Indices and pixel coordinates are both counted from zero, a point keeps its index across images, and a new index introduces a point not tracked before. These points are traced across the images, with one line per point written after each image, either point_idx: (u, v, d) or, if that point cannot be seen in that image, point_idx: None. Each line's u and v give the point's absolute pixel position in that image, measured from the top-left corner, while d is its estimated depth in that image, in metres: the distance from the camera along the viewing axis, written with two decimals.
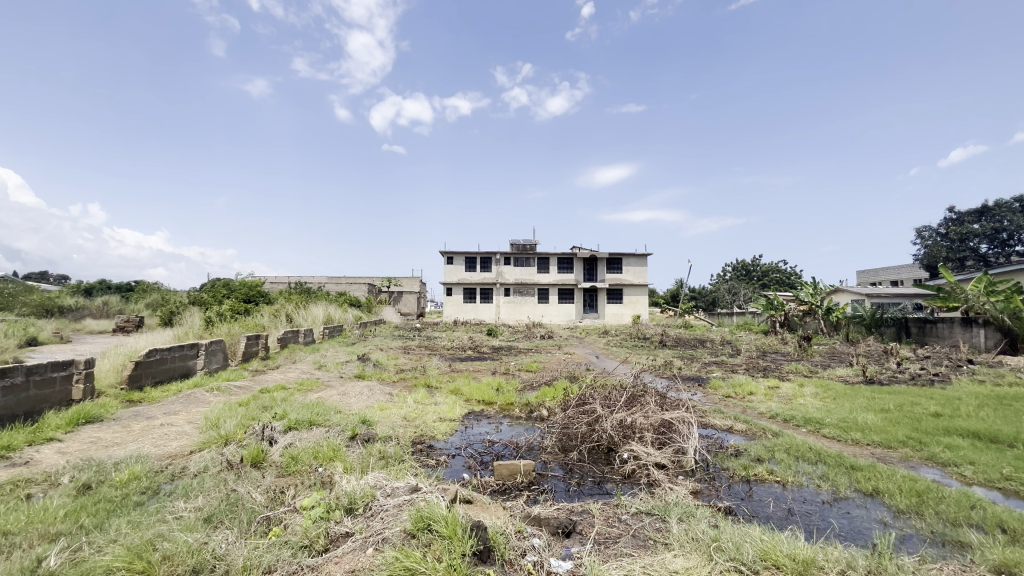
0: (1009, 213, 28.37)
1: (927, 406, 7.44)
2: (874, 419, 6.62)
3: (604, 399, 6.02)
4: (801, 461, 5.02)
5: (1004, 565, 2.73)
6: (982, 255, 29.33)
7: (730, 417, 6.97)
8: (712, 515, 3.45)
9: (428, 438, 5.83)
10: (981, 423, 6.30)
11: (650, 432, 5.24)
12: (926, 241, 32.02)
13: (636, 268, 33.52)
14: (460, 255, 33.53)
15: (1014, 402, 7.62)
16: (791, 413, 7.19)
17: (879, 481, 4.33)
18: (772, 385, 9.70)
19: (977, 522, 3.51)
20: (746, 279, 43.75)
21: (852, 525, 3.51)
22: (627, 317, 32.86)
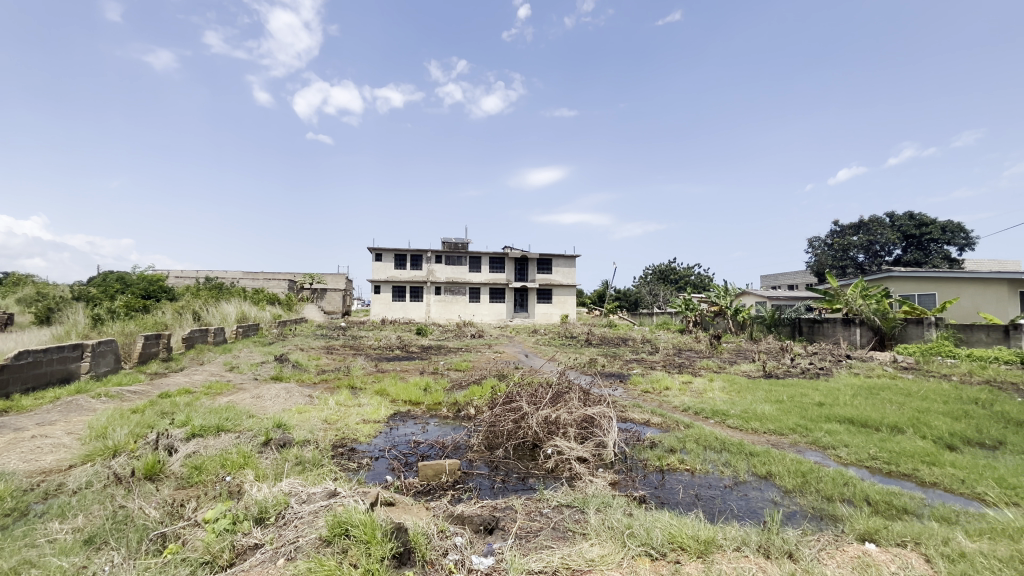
0: (880, 227, 32.49)
1: (813, 396, 8.38)
2: (770, 409, 7.35)
3: (530, 396, 6.14)
4: (708, 450, 5.44)
5: (868, 533, 3.14)
6: (860, 264, 33.29)
7: (647, 411, 7.39)
8: (627, 504, 3.64)
9: (350, 441, 5.62)
10: (855, 411, 7.19)
11: (573, 427, 5.43)
12: (816, 250, 36.01)
13: (565, 269, 34.50)
14: (390, 253, 32.63)
15: (881, 392, 8.81)
16: (701, 406, 7.78)
17: (772, 464, 4.81)
18: (685, 380, 10.43)
19: (849, 497, 4.01)
20: (666, 281, 46.56)
21: (748, 506, 3.87)
22: (556, 316, 33.74)
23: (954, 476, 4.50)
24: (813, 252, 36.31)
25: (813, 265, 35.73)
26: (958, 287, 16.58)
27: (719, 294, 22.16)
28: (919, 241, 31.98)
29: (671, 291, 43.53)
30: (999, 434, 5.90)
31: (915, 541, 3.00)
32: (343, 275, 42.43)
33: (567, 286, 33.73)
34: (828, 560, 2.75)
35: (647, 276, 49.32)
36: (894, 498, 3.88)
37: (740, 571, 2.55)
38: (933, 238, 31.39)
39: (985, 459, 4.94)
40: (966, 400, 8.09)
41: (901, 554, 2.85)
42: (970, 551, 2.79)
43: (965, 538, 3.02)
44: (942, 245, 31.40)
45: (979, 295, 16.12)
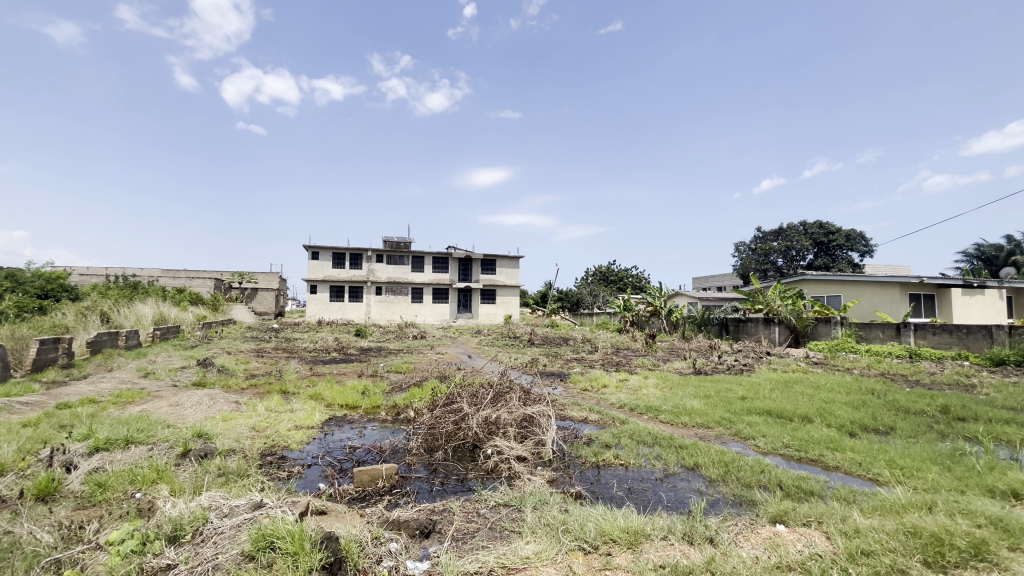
0: (796, 234, 35.39)
1: (737, 391, 9.01)
2: (698, 404, 7.80)
3: (471, 397, 6.14)
4: (641, 445, 5.68)
5: (779, 515, 3.42)
6: (779, 268, 36.08)
7: (585, 409, 7.60)
8: (563, 500, 3.72)
9: (280, 448, 5.33)
10: (772, 403, 7.79)
11: (513, 426, 5.49)
12: (742, 255, 38.66)
13: (508, 270, 34.70)
14: (327, 251, 31.35)
15: (794, 385, 9.62)
16: (636, 402, 8.13)
17: (699, 456, 5.10)
18: (622, 378, 10.84)
19: (765, 483, 4.34)
20: (606, 282, 48.12)
21: (676, 496, 4.08)
22: (499, 317, 33.87)
23: (852, 459, 5.00)
24: (739, 255, 38.92)
25: (739, 268, 38.30)
26: (860, 289, 18.38)
27: (654, 295, 23.19)
28: (829, 248, 35.09)
29: (611, 291, 45.07)
30: (891, 421, 6.62)
31: (818, 521, 3.30)
32: (276, 274, 40.24)
33: (510, 286, 33.96)
34: (745, 543, 2.96)
35: (588, 277, 50.72)
36: (802, 482, 4.25)
37: (665, 558, 2.68)
38: (840, 244, 34.63)
39: (879, 443, 5.52)
40: (865, 391, 8.99)
41: (806, 533, 3.13)
42: (863, 526, 3.11)
43: (858, 515, 3.37)
44: (847, 251, 34.71)
45: (877, 296, 17.95)
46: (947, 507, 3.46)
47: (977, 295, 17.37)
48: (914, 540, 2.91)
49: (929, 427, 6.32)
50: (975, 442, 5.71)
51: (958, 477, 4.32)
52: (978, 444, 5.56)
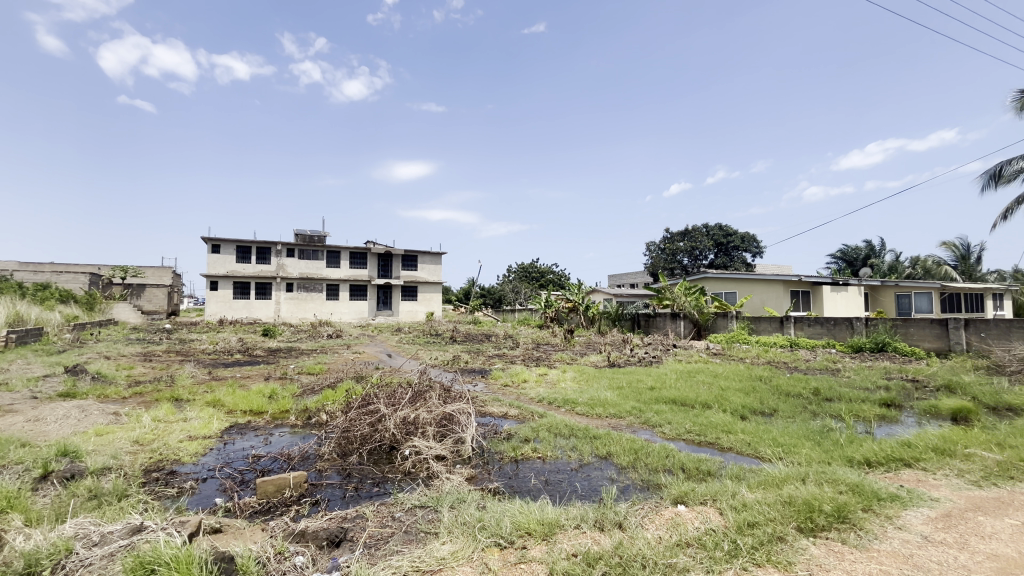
0: (700, 235, 38.46)
1: (646, 381, 9.63)
2: (612, 395, 8.22)
3: (389, 397, 5.95)
4: (558, 437, 5.86)
5: (680, 496, 3.70)
6: (685, 266, 39.02)
7: (505, 404, 7.68)
8: (481, 497, 3.73)
9: (169, 463, 4.79)
10: (677, 392, 8.42)
11: (432, 426, 5.39)
12: (653, 254, 41.30)
13: (430, 266, 34.08)
14: (229, 244, 28.77)
15: (696, 375, 10.48)
16: (554, 396, 8.38)
17: (611, 445, 5.37)
18: (541, 373, 11.12)
19: (669, 466, 4.67)
20: (528, 279, 49.10)
21: (589, 485, 4.26)
22: (421, 314, 33.23)
23: (743, 440, 5.53)
24: (650, 254, 41.51)
25: (650, 266, 40.85)
26: (752, 286, 20.42)
27: (573, 292, 24.01)
28: (727, 248, 38.54)
29: (532, 288, 46.05)
30: (774, 404, 7.43)
31: (713, 499, 3.61)
32: (169, 269, 36.26)
33: (432, 283, 33.43)
34: (650, 525, 3.16)
35: (510, 274, 51.36)
36: (702, 464, 4.62)
37: (578, 547, 2.78)
38: (736, 246, 38.17)
39: (764, 424, 6.18)
40: (753, 378, 10.02)
41: (703, 511, 3.41)
42: (750, 500, 3.44)
43: (746, 490, 3.73)
44: (742, 251, 38.39)
45: (765, 292, 20.03)
46: (817, 477, 3.95)
47: (843, 292, 20.01)
48: (792, 509, 3.28)
49: (804, 408, 7.19)
50: (839, 419, 6.59)
51: (825, 450, 4.96)
52: (841, 421, 6.42)
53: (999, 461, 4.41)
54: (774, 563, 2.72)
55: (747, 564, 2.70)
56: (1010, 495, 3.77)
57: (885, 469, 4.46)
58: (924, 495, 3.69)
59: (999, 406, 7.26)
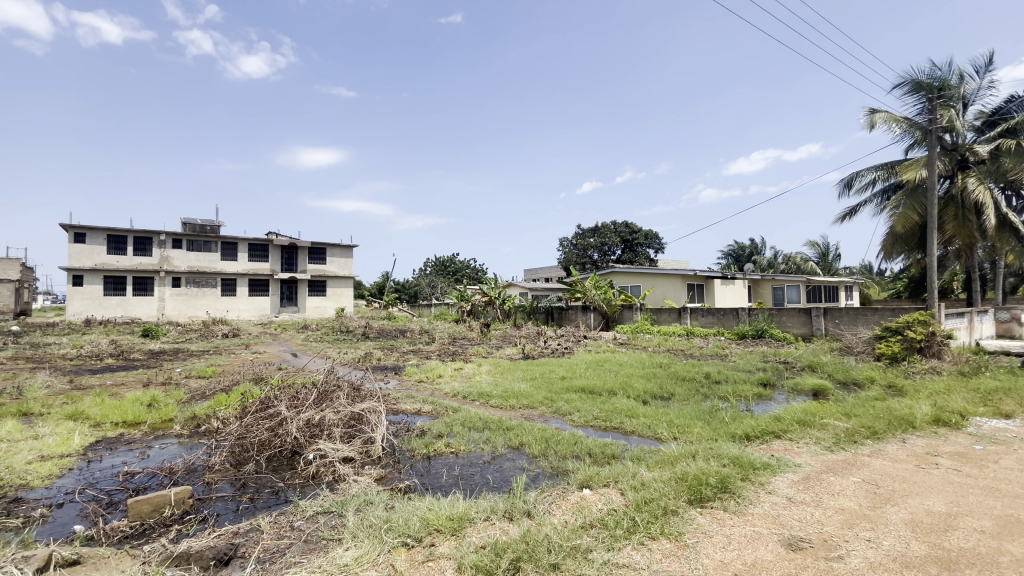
0: (608, 232, 40.55)
1: (558, 372, 9.97)
2: (525, 387, 8.39)
3: (291, 399, 5.55)
4: (471, 431, 5.85)
5: (585, 480, 3.87)
6: (595, 261, 40.96)
7: (419, 401, 7.53)
8: (390, 498, 3.61)
9: (13, 489, 4.07)
10: (586, 381, 8.83)
11: (338, 427, 5.12)
12: (566, 249, 42.79)
13: (340, 259, 32.34)
14: (99, 233, 25.16)
15: (604, 364, 11.05)
16: (468, 390, 8.37)
17: (523, 435, 5.48)
18: (457, 367, 11.05)
19: (577, 452, 4.88)
20: (444, 273, 48.55)
21: (502, 476, 4.32)
22: (330, 310, 31.44)
23: (644, 423, 5.94)
24: (563, 250, 43.02)
25: (563, 261, 42.30)
26: (654, 280, 21.98)
27: (489, 286, 23.89)
28: (633, 245, 40.99)
29: (449, 283, 45.63)
30: (672, 388, 8.08)
31: (615, 480, 3.83)
32: (17, 261, 30.82)
33: (343, 277, 31.82)
34: (557, 510, 3.27)
35: (426, 269, 50.46)
36: (607, 448, 4.89)
37: (486, 538, 2.80)
38: (641, 242, 40.77)
39: (662, 407, 6.69)
40: (655, 365, 10.81)
41: (605, 493, 3.61)
42: (647, 479, 3.70)
43: (645, 470, 4.00)
44: (646, 248, 41.14)
45: (666, 286, 21.67)
46: (705, 453, 4.36)
47: (730, 285, 22.24)
48: (684, 484, 3.58)
49: (697, 391, 7.90)
50: (725, 399, 7.33)
51: (713, 429, 5.48)
52: (727, 401, 7.14)
53: (846, 428, 5.18)
54: (668, 535, 2.94)
55: (643, 538, 2.90)
56: (853, 457, 4.44)
57: (760, 441, 5.04)
58: (789, 461, 4.23)
59: (848, 381, 8.53)
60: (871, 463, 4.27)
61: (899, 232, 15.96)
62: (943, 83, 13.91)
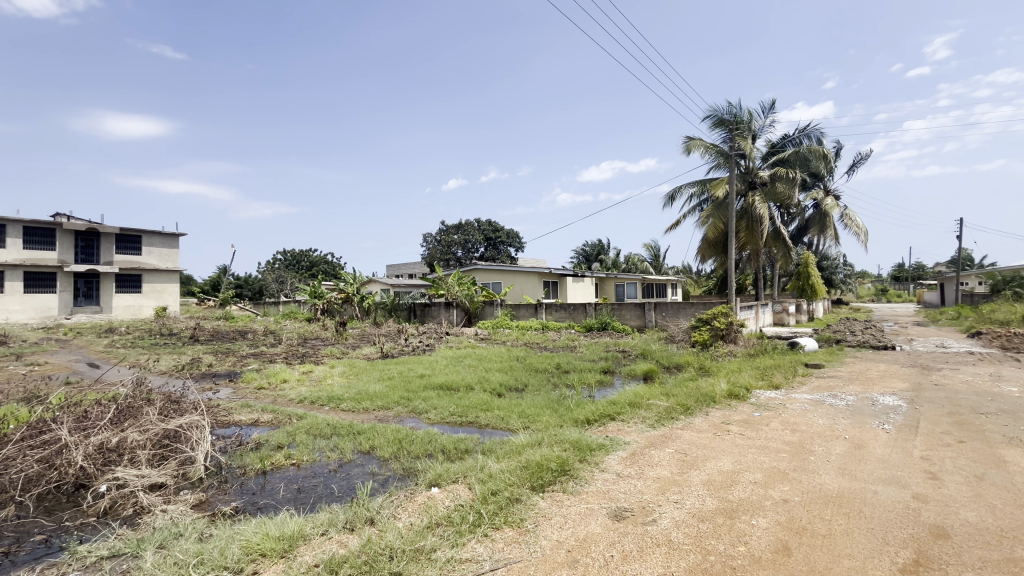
0: (472, 229, 41.22)
1: (417, 370, 9.80)
2: (381, 388, 8.06)
3: (77, 420, 4.50)
4: (317, 438, 5.42)
5: (435, 479, 3.84)
6: (459, 258, 41.29)
7: (257, 410, 6.72)
8: (207, 525, 3.15)
9: None
10: (445, 377, 8.83)
11: (145, 449, 4.29)
12: (429, 245, 42.38)
13: (160, 250, 27.37)
14: None
15: (464, 359, 11.20)
16: (318, 394, 7.74)
17: (374, 439, 5.23)
18: (306, 370, 10.14)
19: (431, 451, 4.83)
20: (295, 268, 44.39)
21: (347, 484, 4.06)
22: (148, 310, 26.30)
23: (497, 416, 6.13)
24: (427, 246, 42.51)
25: (427, 257, 41.78)
26: (514, 278, 22.91)
27: (348, 282, 22.34)
28: (495, 243, 42.30)
29: (300, 279, 41.91)
30: (526, 380, 8.50)
31: (464, 476, 3.86)
32: None
33: (164, 271, 26.94)
34: (402, 514, 3.16)
35: (274, 263, 45.44)
36: (460, 443, 4.93)
37: (321, 555, 2.59)
38: (503, 241, 42.31)
39: (516, 399, 7.00)
40: (512, 359, 11.26)
41: (453, 489, 3.61)
42: (494, 471, 3.81)
43: (494, 463, 4.11)
44: (507, 246, 42.78)
45: (524, 283, 22.75)
46: (549, 440, 4.65)
47: (581, 282, 24.27)
48: (528, 471, 3.76)
49: (548, 381, 8.45)
50: (572, 387, 7.96)
51: (559, 416, 5.90)
52: (573, 389, 7.76)
53: (666, 407, 6.00)
54: (510, 523, 3.05)
55: (488, 530, 2.97)
56: (670, 431, 5.16)
57: (598, 424, 5.55)
58: (620, 440, 4.74)
59: (670, 365, 9.93)
60: (682, 435, 5.01)
61: (710, 239, 19.11)
62: (739, 119, 16.98)
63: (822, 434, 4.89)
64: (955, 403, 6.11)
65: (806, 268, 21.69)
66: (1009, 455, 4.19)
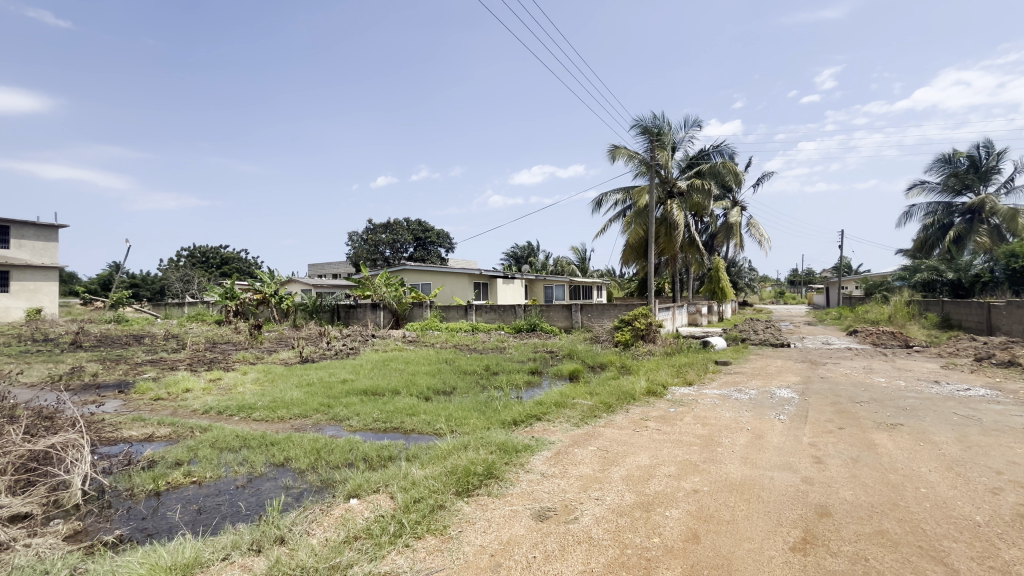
0: (401, 229, 40.24)
1: (339, 375, 9.32)
2: (299, 394, 7.57)
3: None
4: (224, 452, 4.97)
5: (354, 490, 3.66)
6: (386, 258, 40.05)
7: (152, 423, 6.03)
8: (83, 559, 2.76)
9: None
10: (370, 382, 8.47)
11: (7, 474, 3.69)
12: (355, 244, 40.74)
13: (34, 243, 23.85)
14: None
15: (390, 363, 10.86)
16: (226, 403, 7.11)
17: (290, 450, 4.89)
18: (213, 378, 9.27)
19: (351, 460, 4.60)
20: (202, 266, 40.68)
21: (257, 501, 3.76)
22: (17, 312, 22.66)
23: (424, 420, 5.99)
24: (352, 244, 40.79)
25: (352, 257, 40.11)
26: (443, 279, 22.67)
27: (264, 282, 21.11)
28: (425, 243, 41.60)
29: (209, 278, 38.47)
30: (454, 382, 8.38)
31: (386, 484, 3.72)
32: None
33: (39, 268, 23.49)
34: (316, 529, 2.97)
35: (179, 261, 41.34)
36: (383, 450, 4.75)
37: None
38: (433, 241, 41.72)
39: (443, 402, 6.88)
40: (440, 361, 11.07)
41: (374, 500, 3.46)
42: (418, 478, 3.70)
43: (418, 469, 4.00)
44: (437, 246, 42.21)
45: (454, 284, 22.55)
46: (476, 443, 4.62)
47: (510, 284, 24.47)
48: (453, 477, 3.70)
49: (476, 383, 8.41)
50: (500, 389, 7.99)
51: (486, 418, 5.88)
52: (501, 391, 7.78)
53: (589, 405, 6.19)
54: (433, 531, 2.98)
55: (409, 539, 2.87)
56: (593, 429, 5.33)
57: (525, 425, 5.61)
58: (545, 440, 4.81)
59: (595, 365, 10.29)
60: (604, 432, 5.19)
61: (632, 244, 20.10)
62: (660, 131, 18.00)
63: (728, 426, 5.30)
64: (837, 394, 6.89)
65: (717, 272, 23.49)
66: (878, 438, 4.80)
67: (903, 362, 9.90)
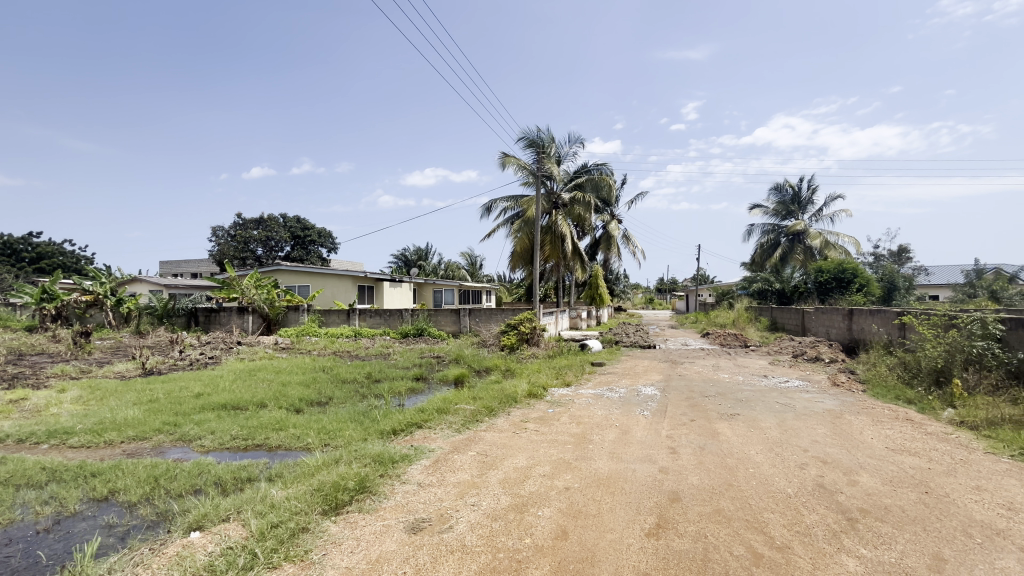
0: (276, 226, 36.84)
1: (192, 388, 8.14)
2: (136, 413, 6.46)
3: None
4: (22, 491, 4.03)
5: (196, 521, 3.18)
6: (258, 257, 36.31)
7: None
8: None
9: None
10: (230, 395, 7.54)
11: None
12: (220, 241, 36.34)
13: None
14: None
15: (257, 373, 9.81)
16: (31, 429, 5.80)
17: (118, 480, 4.12)
18: (15, 399, 7.50)
19: (198, 487, 4.02)
20: (8, 259, 33.02)
21: (66, 546, 3.10)
22: None
23: (292, 435, 5.48)
24: (217, 241, 36.31)
25: (216, 255, 35.65)
26: (324, 280, 21.22)
27: (95, 281, 17.71)
28: (304, 243, 38.60)
29: (19, 275, 31.37)
30: (330, 392, 7.83)
31: (237, 511, 3.30)
32: None
33: None
34: None
35: None
36: (241, 471, 4.25)
37: None
38: (313, 240, 38.89)
39: (317, 414, 6.38)
40: (315, 370, 10.25)
41: (221, 530, 3.04)
42: (278, 500, 3.35)
43: (278, 490, 3.61)
44: (318, 247, 39.38)
45: (336, 287, 21.20)
46: (349, 456, 4.32)
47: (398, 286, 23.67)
48: (319, 495, 3.42)
49: (355, 392, 7.94)
50: (380, 397, 7.65)
51: (363, 429, 5.56)
52: (382, 400, 7.44)
53: (472, 410, 6.19)
54: (292, 558, 2.71)
55: (261, 571, 2.57)
56: (474, 434, 5.34)
57: (405, 433, 5.41)
58: (425, 449, 4.69)
59: (480, 369, 10.36)
60: (485, 436, 5.22)
61: (519, 250, 20.67)
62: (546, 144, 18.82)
63: (600, 424, 5.67)
64: (691, 390, 7.78)
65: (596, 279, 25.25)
66: (720, 427, 5.50)
67: (742, 360, 11.53)
